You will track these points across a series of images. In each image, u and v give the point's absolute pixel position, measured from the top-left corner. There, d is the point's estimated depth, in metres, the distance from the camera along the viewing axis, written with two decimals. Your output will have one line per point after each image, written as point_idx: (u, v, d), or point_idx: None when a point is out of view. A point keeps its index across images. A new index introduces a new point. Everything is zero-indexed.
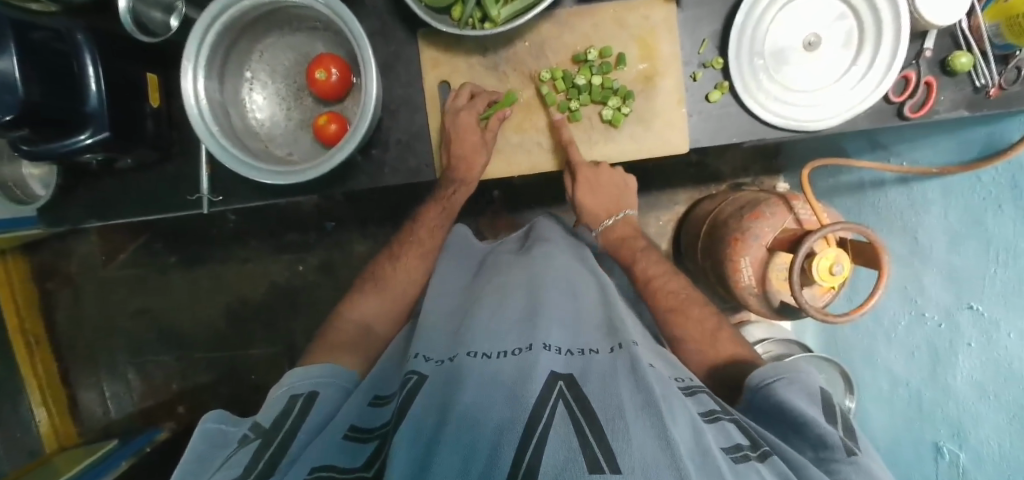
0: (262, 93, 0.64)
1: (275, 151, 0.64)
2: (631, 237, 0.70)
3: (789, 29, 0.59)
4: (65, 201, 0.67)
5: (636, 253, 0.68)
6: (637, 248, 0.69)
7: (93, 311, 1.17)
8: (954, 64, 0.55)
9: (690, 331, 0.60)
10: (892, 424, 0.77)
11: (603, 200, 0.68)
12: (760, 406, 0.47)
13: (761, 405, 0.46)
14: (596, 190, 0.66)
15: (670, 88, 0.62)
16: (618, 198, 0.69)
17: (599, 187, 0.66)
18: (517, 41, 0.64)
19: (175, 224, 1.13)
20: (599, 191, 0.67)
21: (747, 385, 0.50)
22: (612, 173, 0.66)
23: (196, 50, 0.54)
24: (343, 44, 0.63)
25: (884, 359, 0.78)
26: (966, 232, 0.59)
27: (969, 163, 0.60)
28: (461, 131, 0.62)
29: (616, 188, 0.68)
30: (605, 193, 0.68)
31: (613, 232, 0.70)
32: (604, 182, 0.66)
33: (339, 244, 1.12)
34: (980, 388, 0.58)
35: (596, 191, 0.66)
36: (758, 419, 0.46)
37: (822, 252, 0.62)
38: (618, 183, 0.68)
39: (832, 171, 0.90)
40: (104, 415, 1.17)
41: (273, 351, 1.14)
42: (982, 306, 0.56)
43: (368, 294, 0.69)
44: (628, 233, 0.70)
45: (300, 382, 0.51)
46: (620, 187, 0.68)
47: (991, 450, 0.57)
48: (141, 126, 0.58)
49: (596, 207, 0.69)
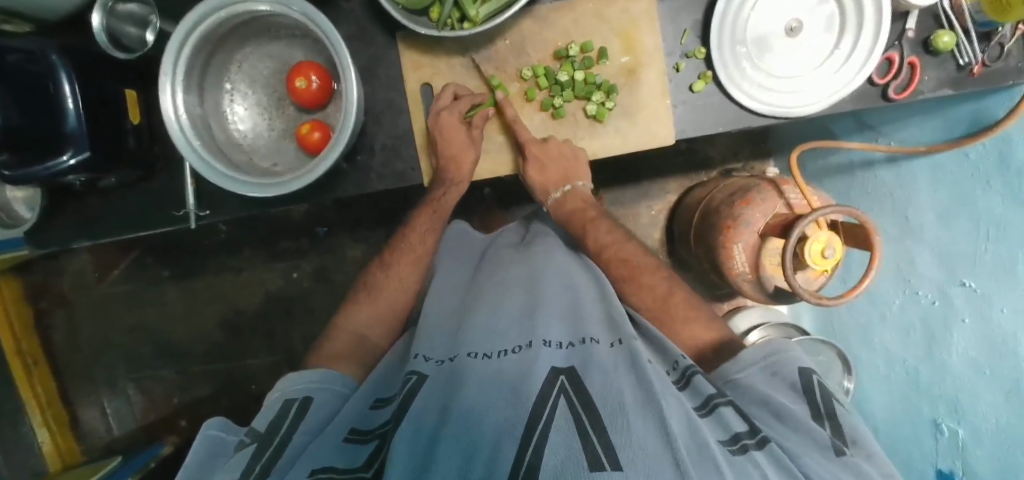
0: (243, 104, 0.63)
1: (259, 163, 0.63)
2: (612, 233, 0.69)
3: (771, 15, 0.59)
4: (50, 222, 0.66)
5: (588, 221, 0.70)
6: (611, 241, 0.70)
7: (88, 328, 1.17)
8: (937, 43, 0.55)
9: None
10: (890, 404, 0.77)
11: (552, 174, 0.64)
12: (738, 392, 0.46)
13: (741, 391, 0.46)
14: (541, 164, 0.63)
15: (654, 80, 0.62)
16: (568, 169, 0.64)
17: (544, 160, 0.63)
18: (497, 40, 0.63)
19: (165, 238, 1.13)
20: (546, 169, 0.63)
21: (728, 368, 0.48)
22: (560, 146, 0.63)
23: (174, 65, 0.54)
24: (322, 51, 0.63)
25: (881, 339, 0.78)
26: (957, 209, 0.59)
27: (957, 140, 0.59)
28: (445, 131, 0.61)
29: (564, 159, 0.64)
30: (553, 166, 0.64)
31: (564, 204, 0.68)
32: (550, 156, 0.63)
33: (332, 249, 1.12)
34: (976, 364, 0.59)
35: (544, 168, 0.63)
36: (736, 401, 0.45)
37: (814, 236, 0.62)
38: (567, 154, 0.64)
39: (821, 153, 0.90)
40: (107, 431, 1.17)
41: (273, 359, 1.14)
42: (974, 283, 0.57)
43: (361, 302, 0.69)
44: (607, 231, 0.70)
45: (293, 387, 0.51)
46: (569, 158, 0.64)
47: (989, 426, 0.58)
48: (124, 143, 0.58)
49: (543, 180, 0.64)
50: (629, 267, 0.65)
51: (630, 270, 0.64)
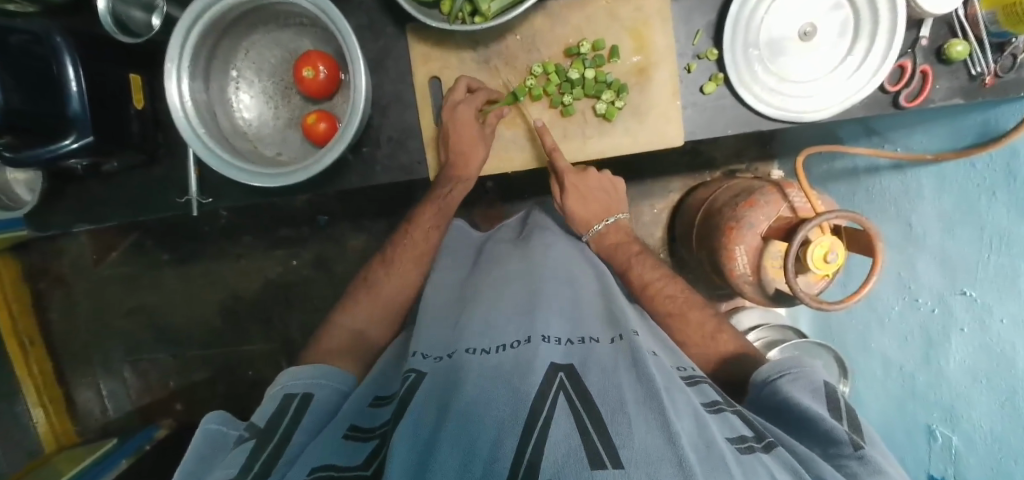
0: (249, 92, 0.63)
1: (264, 152, 0.63)
2: (625, 242, 0.70)
3: (785, 18, 0.58)
4: (51, 204, 0.66)
5: (633, 257, 0.68)
6: (633, 253, 0.69)
7: (86, 310, 1.17)
8: (951, 52, 0.54)
9: (691, 336, 0.61)
10: (885, 408, 0.78)
11: (594, 207, 0.70)
12: (766, 403, 0.48)
13: (767, 401, 0.47)
14: (585, 196, 0.69)
15: (665, 80, 0.61)
16: (609, 204, 0.71)
17: (587, 192, 0.69)
18: (508, 34, 0.63)
19: (165, 222, 1.13)
20: (586, 199, 0.69)
21: (755, 380, 0.51)
22: (602, 181, 0.71)
23: (179, 50, 0.53)
24: (330, 40, 0.62)
25: (878, 345, 0.78)
26: (960, 217, 0.59)
27: (965, 149, 0.59)
28: (459, 123, 0.61)
29: (605, 194, 0.71)
30: (593, 199, 0.70)
31: (606, 238, 0.70)
32: (592, 187, 0.69)
33: (333, 238, 1.11)
34: (973, 373, 0.59)
35: (584, 198, 0.69)
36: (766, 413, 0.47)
37: (817, 241, 0.62)
38: (605, 187, 0.71)
39: (826, 157, 0.90)
40: (102, 413, 1.17)
41: (270, 346, 1.14)
42: (975, 292, 0.57)
43: (363, 293, 0.69)
44: (621, 239, 0.70)
45: (290, 383, 0.51)
46: (608, 190, 0.71)
47: (983, 434, 0.59)
48: (126, 128, 0.57)
49: (588, 215, 0.70)
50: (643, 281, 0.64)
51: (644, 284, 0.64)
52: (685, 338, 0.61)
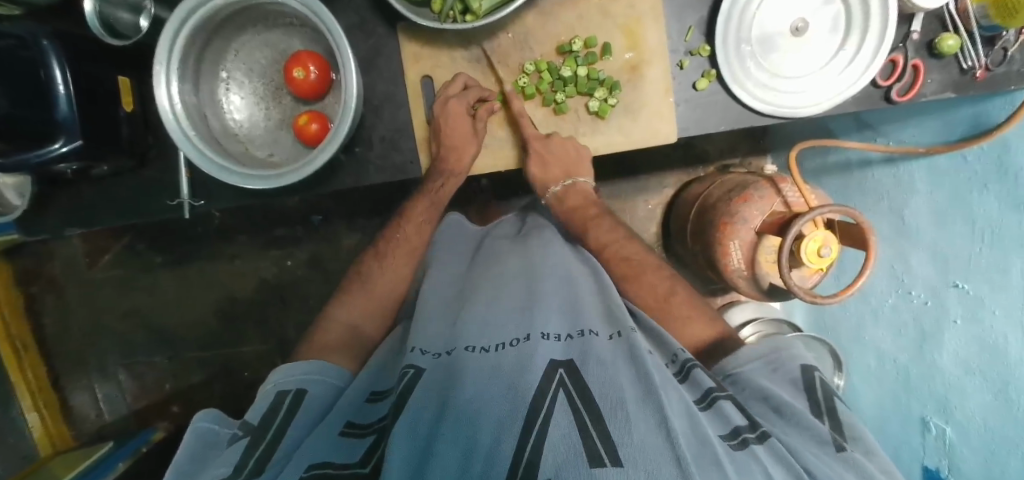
0: (239, 93, 0.62)
1: (256, 154, 0.62)
2: (585, 205, 0.71)
3: (777, 14, 0.58)
4: (40, 209, 0.65)
5: (590, 219, 0.69)
6: (590, 216, 0.70)
7: (80, 314, 1.16)
8: (942, 46, 0.54)
9: (647, 294, 0.61)
10: (879, 400, 0.78)
11: (554, 171, 0.65)
12: (739, 388, 0.47)
13: (742, 385, 0.47)
14: (545, 160, 0.64)
15: (657, 76, 0.61)
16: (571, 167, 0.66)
17: (548, 158, 0.64)
18: (499, 33, 0.62)
19: (158, 224, 1.12)
20: (548, 168, 0.65)
21: (728, 364, 0.50)
22: (566, 145, 0.64)
23: (167, 53, 0.52)
24: (321, 40, 0.61)
25: (872, 337, 0.79)
26: (952, 210, 0.60)
27: (957, 142, 0.60)
28: (450, 119, 0.60)
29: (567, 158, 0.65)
30: (556, 164, 0.65)
31: (567, 201, 0.70)
32: (554, 153, 0.64)
33: (327, 238, 1.11)
34: (967, 365, 0.60)
35: (545, 163, 0.64)
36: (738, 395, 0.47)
37: (811, 235, 0.62)
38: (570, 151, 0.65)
39: (819, 151, 0.90)
40: (99, 416, 1.17)
41: (266, 347, 1.14)
42: (967, 285, 0.57)
43: (357, 293, 0.68)
44: (581, 202, 0.70)
45: (284, 380, 0.51)
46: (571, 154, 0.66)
47: (977, 425, 0.59)
48: (116, 131, 0.57)
49: (546, 177, 0.66)
50: (625, 262, 0.64)
51: (631, 270, 0.64)
52: (641, 298, 0.61)
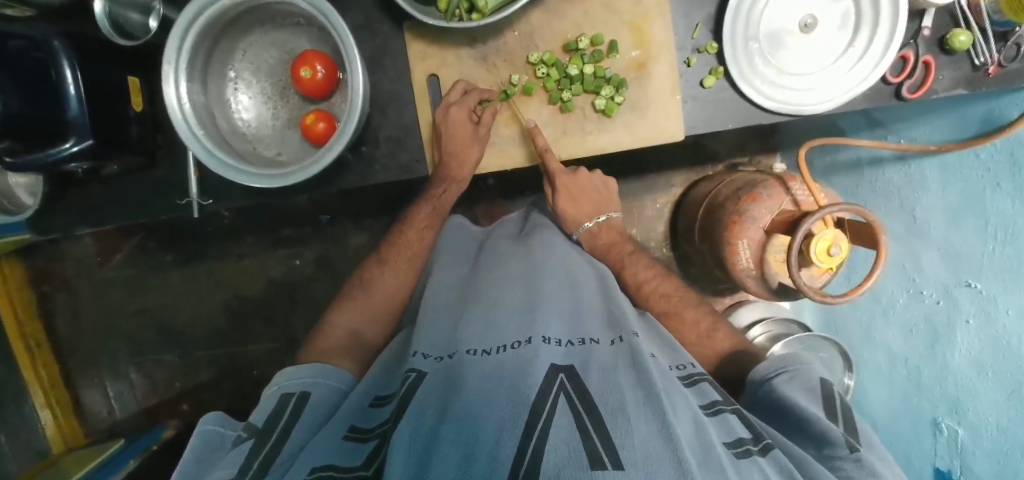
0: (247, 93, 0.63)
1: (264, 152, 0.63)
2: (618, 241, 0.73)
3: (786, 10, 0.57)
4: (53, 208, 0.66)
5: (625, 256, 0.70)
6: (626, 252, 0.71)
7: (91, 312, 1.18)
8: (953, 42, 0.54)
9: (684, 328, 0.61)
10: (891, 403, 0.77)
11: (585, 206, 0.73)
12: (762, 402, 0.47)
13: (763, 399, 0.47)
14: (576, 196, 0.71)
15: (663, 75, 0.61)
16: (599, 202, 0.74)
17: (578, 193, 0.72)
18: (505, 31, 0.62)
19: (167, 223, 1.13)
20: (577, 202, 0.72)
21: (751, 381, 0.51)
22: (594, 182, 0.73)
23: (176, 52, 0.53)
24: (327, 39, 0.62)
25: (883, 338, 0.78)
26: (964, 209, 0.59)
27: (970, 140, 0.59)
28: (452, 126, 0.61)
29: (595, 193, 0.73)
30: (586, 200, 0.73)
31: (599, 237, 0.73)
32: (584, 188, 0.72)
33: (336, 237, 1.12)
34: (978, 365, 0.59)
35: (577, 200, 0.72)
36: (762, 412, 0.47)
37: (820, 234, 0.61)
38: (598, 187, 0.74)
39: (829, 149, 0.89)
40: (110, 414, 1.18)
41: (274, 345, 1.15)
42: (980, 284, 0.57)
43: (363, 292, 0.69)
44: (614, 238, 0.73)
45: (290, 382, 0.51)
46: (600, 190, 0.74)
47: (989, 427, 0.58)
48: (125, 131, 0.57)
49: (579, 213, 0.73)
50: (663, 298, 0.65)
51: (665, 303, 0.65)
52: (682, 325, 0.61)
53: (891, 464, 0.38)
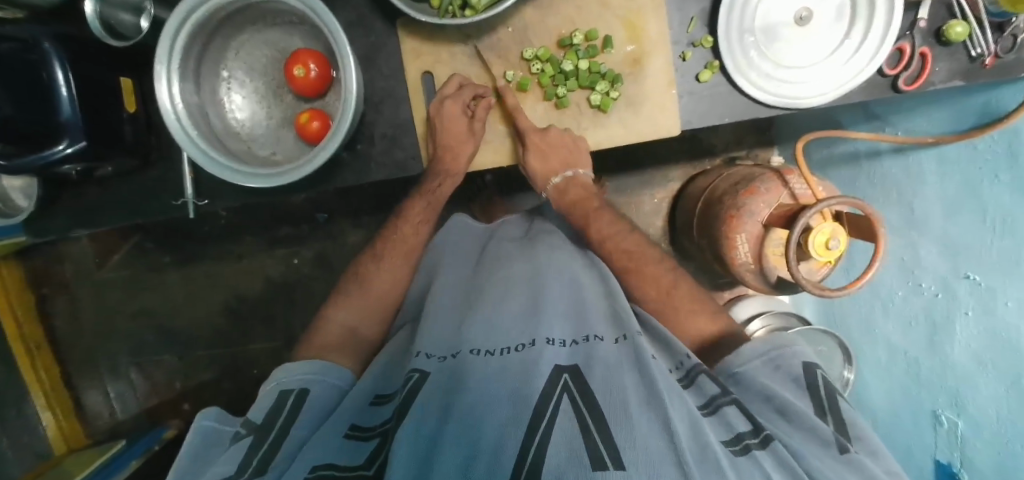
0: (241, 92, 0.62)
1: (258, 152, 0.62)
2: (584, 197, 0.70)
3: (781, 3, 0.57)
4: (49, 211, 0.66)
5: (591, 212, 0.68)
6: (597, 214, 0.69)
7: (90, 314, 1.18)
8: (950, 33, 0.53)
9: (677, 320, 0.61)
10: (891, 396, 0.78)
11: (554, 163, 0.65)
12: (744, 385, 0.46)
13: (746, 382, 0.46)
14: (546, 154, 0.64)
15: (659, 69, 0.61)
16: (569, 158, 0.66)
17: (548, 151, 0.64)
18: (499, 27, 0.62)
19: (165, 224, 1.13)
20: (567, 195, 0.70)
21: (732, 359, 0.49)
22: (564, 137, 0.64)
23: (168, 53, 0.53)
24: (320, 37, 0.61)
25: (883, 331, 0.78)
26: (963, 201, 0.58)
27: (967, 131, 0.58)
28: (446, 120, 0.61)
29: (566, 149, 0.65)
30: (555, 156, 0.65)
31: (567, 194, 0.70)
32: (555, 146, 0.63)
33: (334, 235, 1.11)
34: (977, 358, 0.59)
35: (547, 157, 0.64)
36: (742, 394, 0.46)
37: (818, 227, 0.61)
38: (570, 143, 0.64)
39: (827, 142, 0.89)
40: (111, 415, 1.18)
41: (273, 344, 1.15)
42: (979, 277, 0.56)
43: (360, 291, 0.68)
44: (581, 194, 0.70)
45: (289, 378, 0.51)
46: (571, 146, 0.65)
47: (987, 419, 0.59)
48: (119, 132, 0.57)
49: (546, 169, 0.66)
50: (625, 254, 0.65)
51: (627, 259, 0.64)
52: None
53: (879, 459, 0.38)
